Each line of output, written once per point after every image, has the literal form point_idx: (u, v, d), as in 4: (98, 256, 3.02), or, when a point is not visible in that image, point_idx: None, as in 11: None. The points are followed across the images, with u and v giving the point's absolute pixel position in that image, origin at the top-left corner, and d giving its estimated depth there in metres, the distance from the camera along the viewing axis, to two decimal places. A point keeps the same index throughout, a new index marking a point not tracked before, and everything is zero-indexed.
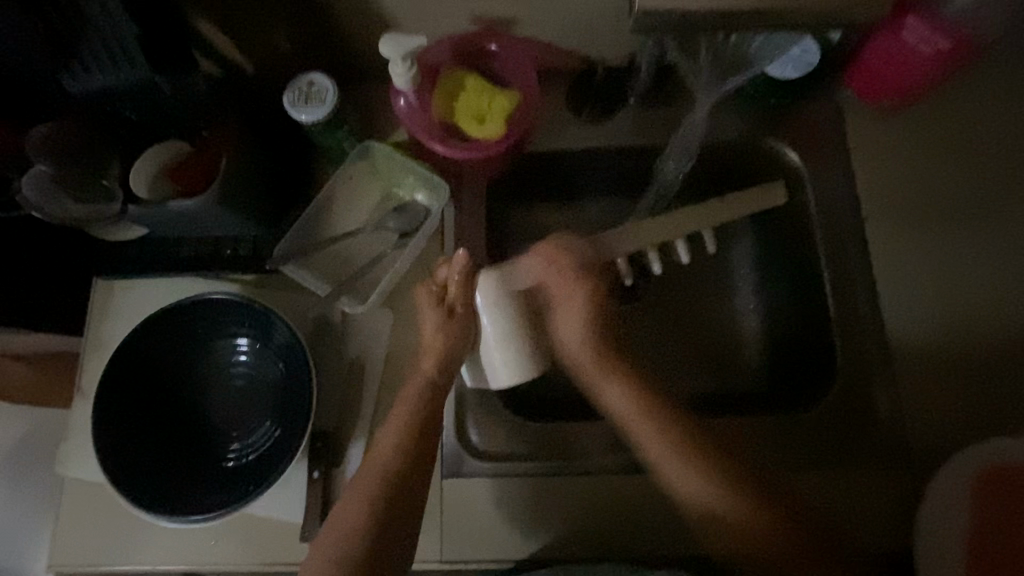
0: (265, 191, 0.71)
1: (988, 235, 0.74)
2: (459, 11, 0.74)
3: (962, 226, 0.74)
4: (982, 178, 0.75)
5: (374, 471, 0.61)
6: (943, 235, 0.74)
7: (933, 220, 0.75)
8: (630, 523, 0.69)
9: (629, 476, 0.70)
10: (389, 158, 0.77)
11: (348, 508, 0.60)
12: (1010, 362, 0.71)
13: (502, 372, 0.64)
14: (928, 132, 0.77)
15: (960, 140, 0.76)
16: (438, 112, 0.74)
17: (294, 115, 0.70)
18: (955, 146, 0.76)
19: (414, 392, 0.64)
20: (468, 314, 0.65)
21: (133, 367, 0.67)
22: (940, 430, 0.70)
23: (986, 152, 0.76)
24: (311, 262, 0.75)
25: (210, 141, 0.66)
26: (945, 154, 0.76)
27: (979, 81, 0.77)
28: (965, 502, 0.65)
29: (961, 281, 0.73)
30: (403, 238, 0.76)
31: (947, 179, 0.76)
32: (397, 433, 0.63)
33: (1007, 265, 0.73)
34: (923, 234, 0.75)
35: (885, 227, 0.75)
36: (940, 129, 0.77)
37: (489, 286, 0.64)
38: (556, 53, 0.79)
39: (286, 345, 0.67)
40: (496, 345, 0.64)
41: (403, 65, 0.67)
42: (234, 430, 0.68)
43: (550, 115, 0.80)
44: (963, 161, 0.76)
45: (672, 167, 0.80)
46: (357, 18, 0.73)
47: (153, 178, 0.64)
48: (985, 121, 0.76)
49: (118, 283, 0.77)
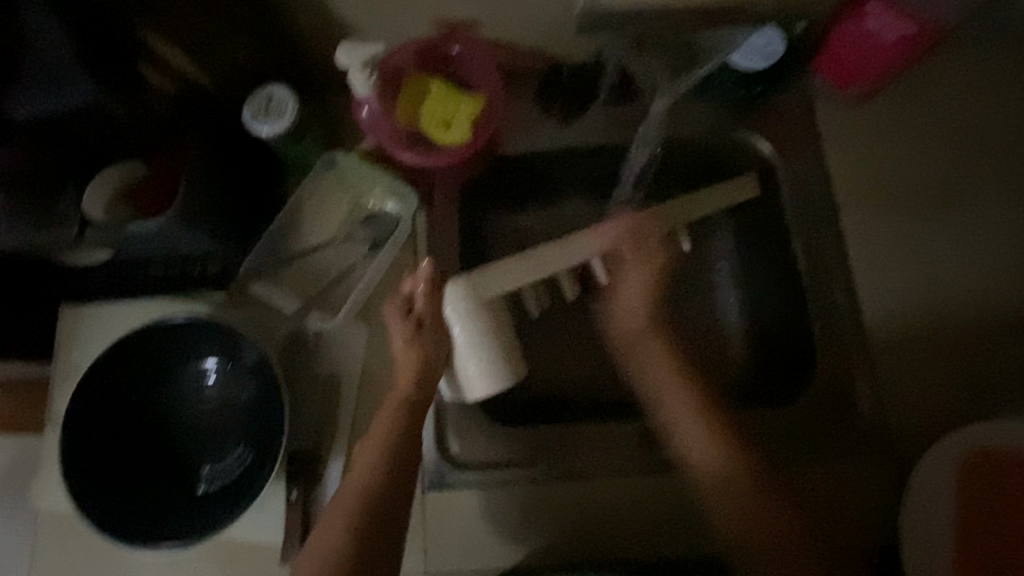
0: (228, 208, 0.70)
1: (965, 217, 0.73)
2: (420, 14, 0.72)
3: (935, 213, 0.74)
4: (957, 161, 0.75)
5: (354, 490, 0.60)
6: (917, 221, 0.74)
7: (907, 207, 0.74)
8: (620, 525, 0.69)
9: (615, 479, 0.70)
10: (356, 166, 0.75)
11: (328, 531, 0.58)
12: (988, 345, 0.70)
13: (478, 383, 0.62)
14: (897, 118, 0.76)
15: (930, 125, 0.76)
16: (403, 120, 0.72)
17: (253, 127, 0.68)
18: (927, 130, 0.76)
19: (390, 410, 0.63)
20: (437, 325, 0.63)
21: (98, 392, 0.65)
22: (923, 416, 0.70)
23: (959, 134, 0.75)
24: (281, 279, 0.74)
25: (163, 158, 0.65)
26: (916, 140, 0.76)
27: (943, 66, 0.77)
28: (951, 488, 0.64)
29: (937, 268, 0.73)
30: (374, 248, 0.75)
31: (919, 165, 0.75)
32: (375, 452, 0.61)
33: (981, 249, 0.73)
34: (897, 222, 0.74)
35: (861, 215, 0.75)
36: (910, 115, 0.76)
37: (457, 294, 0.63)
38: (522, 53, 0.78)
39: (257, 365, 0.65)
40: (468, 355, 0.62)
41: (362, 73, 0.65)
42: (207, 454, 0.66)
43: (519, 116, 0.78)
44: (933, 147, 0.75)
45: (638, 163, 0.79)
46: (317, 26, 0.72)
47: (108, 200, 0.62)
48: (956, 104, 0.76)
49: (83, 309, 0.75)
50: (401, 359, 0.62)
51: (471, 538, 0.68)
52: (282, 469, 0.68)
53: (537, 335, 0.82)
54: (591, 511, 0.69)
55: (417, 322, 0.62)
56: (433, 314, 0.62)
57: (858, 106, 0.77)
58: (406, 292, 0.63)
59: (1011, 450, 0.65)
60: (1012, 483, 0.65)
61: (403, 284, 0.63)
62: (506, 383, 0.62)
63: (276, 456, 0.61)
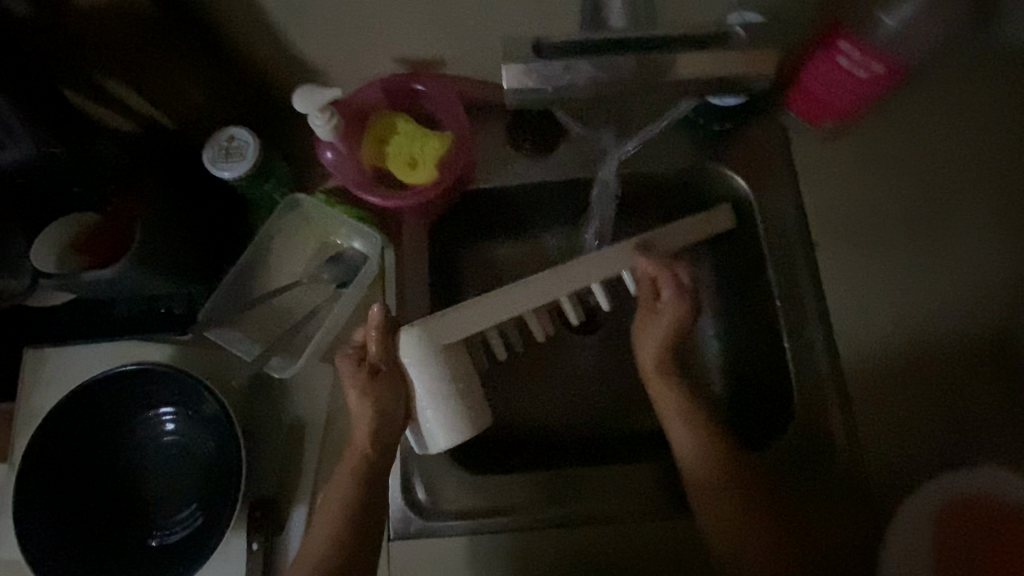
0: (188, 252, 0.69)
1: (949, 257, 0.71)
2: (384, 52, 0.70)
3: (917, 248, 0.72)
4: (943, 197, 0.72)
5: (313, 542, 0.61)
6: (895, 257, 0.72)
7: (884, 243, 0.73)
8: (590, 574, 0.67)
9: (580, 526, 0.68)
10: (320, 206, 0.74)
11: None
12: (979, 387, 0.67)
13: (439, 435, 0.60)
14: (875, 152, 0.75)
15: (911, 156, 0.73)
16: (368, 160, 0.71)
17: (213, 171, 0.67)
18: (908, 162, 0.73)
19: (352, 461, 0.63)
20: (394, 375, 0.63)
21: (53, 443, 0.64)
22: (896, 462, 0.69)
23: (943, 170, 0.72)
24: (243, 321, 0.73)
25: (119, 207, 0.63)
26: (897, 172, 0.74)
27: (926, 99, 0.74)
28: (930, 544, 0.60)
29: (918, 305, 0.71)
30: (339, 288, 0.74)
31: (898, 198, 0.73)
32: (342, 498, 0.62)
33: (974, 282, 0.68)
34: (874, 258, 0.73)
35: (834, 252, 0.74)
36: (889, 147, 0.74)
37: (411, 343, 0.60)
38: (492, 88, 0.76)
39: (215, 415, 0.64)
40: (427, 405, 0.61)
41: (322, 117, 0.64)
42: (163, 503, 0.65)
43: (489, 152, 0.76)
44: (913, 178, 0.73)
45: (594, 220, 0.77)
46: (279, 65, 0.70)
47: (59, 255, 0.61)
48: (944, 131, 0.72)
49: (45, 351, 0.74)
50: (359, 410, 0.62)
51: None
52: (243, 517, 0.67)
53: (509, 371, 0.80)
54: (556, 559, 0.68)
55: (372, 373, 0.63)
56: (387, 361, 0.63)
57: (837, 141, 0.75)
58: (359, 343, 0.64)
59: (1002, 506, 0.60)
60: (1003, 546, 0.59)
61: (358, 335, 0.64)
62: (467, 433, 0.61)
63: (230, 512, 0.60)
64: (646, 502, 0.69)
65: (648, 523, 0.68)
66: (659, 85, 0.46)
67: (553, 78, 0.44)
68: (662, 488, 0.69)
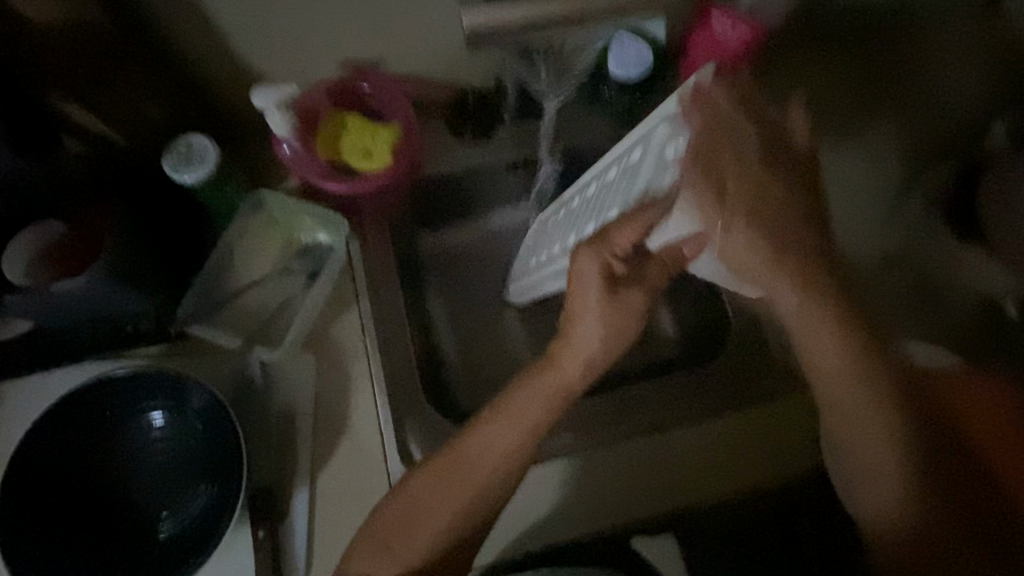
0: (155, 261, 0.70)
1: (857, 110, 0.85)
2: (327, 56, 0.76)
3: (849, 109, 0.86)
4: (895, 76, 0.87)
5: (417, 520, 0.58)
6: (849, 126, 0.85)
7: (840, 115, 0.85)
8: (591, 503, 0.74)
9: (569, 457, 0.75)
10: (283, 204, 0.78)
11: (431, 508, 0.58)
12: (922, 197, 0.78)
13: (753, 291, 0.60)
14: (794, 77, 0.87)
15: (815, 79, 0.87)
16: (325, 154, 0.76)
17: (174, 177, 0.69)
18: (815, 77, 0.87)
19: (457, 468, 0.58)
20: (503, 420, 0.58)
21: (38, 467, 0.62)
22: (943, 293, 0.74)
23: (818, 71, 0.87)
24: (219, 321, 0.74)
25: (87, 218, 0.66)
26: (809, 78, 0.87)
27: (794, 51, 0.88)
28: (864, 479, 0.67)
29: (872, 142, 0.84)
30: (311, 279, 0.78)
31: (822, 87, 0.87)
32: (453, 501, 0.58)
33: (877, 120, 0.85)
34: (855, 137, 0.84)
35: (857, 150, 0.84)
36: (802, 73, 0.87)
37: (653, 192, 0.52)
38: (428, 84, 0.83)
39: (206, 409, 0.65)
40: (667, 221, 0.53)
41: (279, 114, 0.70)
42: (165, 506, 0.65)
43: (433, 141, 0.82)
44: (825, 74, 0.87)
45: (544, 175, 0.83)
46: (225, 73, 0.74)
47: (28, 265, 0.63)
48: (811, 60, 0.88)
49: (3, 385, 0.71)
50: (589, 337, 0.55)
51: None
52: (244, 510, 0.68)
53: (484, 344, 0.86)
54: (557, 496, 0.74)
55: (619, 286, 0.53)
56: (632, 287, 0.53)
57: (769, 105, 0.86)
58: (622, 251, 0.52)
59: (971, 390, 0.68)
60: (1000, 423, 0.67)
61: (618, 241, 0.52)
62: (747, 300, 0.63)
63: (235, 502, 0.60)
64: (641, 428, 0.76)
65: (639, 443, 0.76)
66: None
67: None
68: (661, 406, 0.77)
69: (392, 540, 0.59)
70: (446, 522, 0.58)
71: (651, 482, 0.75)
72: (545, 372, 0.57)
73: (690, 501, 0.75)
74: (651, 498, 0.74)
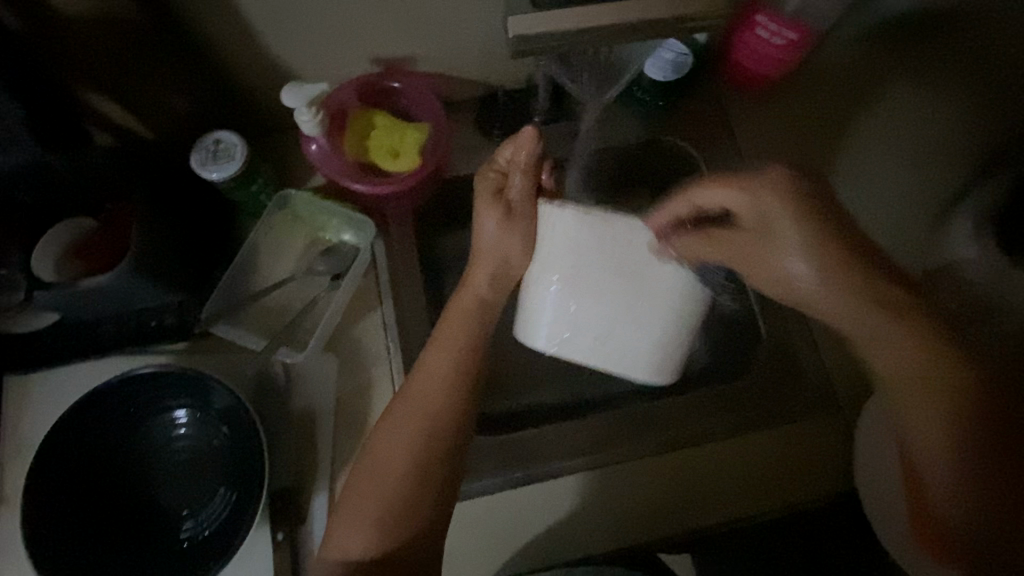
0: (180, 257, 0.69)
1: None
2: (358, 54, 0.74)
3: None
4: None
5: (379, 486, 0.55)
6: None
7: (874, 118, 0.82)
8: (633, 515, 0.73)
9: (591, 459, 0.72)
10: (310, 203, 0.77)
11: (390, 467, 0.56)
12: None
13: (537, 322, 0.62)
14: (824, 80, 0.84)
15: (847, 79, 0.83)
16: (353, 153, 0.75)
17: (202, 174, 0.69)
18: (847, 79, 0.83)
19: (415, 415, 0.57)
20: (443, 346, 0.59)
21: (63, 459, 0.63)
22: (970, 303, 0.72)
23: (847, 70, 0.83)
24: (242, 320, 0.74)
25: (115, 213, 0.66)
26: (835, 79, 0.83)
27: (837, 51, 0.83)
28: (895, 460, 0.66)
29: None
30: (335, 280, 0.76)
31: (851, 87, 0.83)
32: (412, 435, 0.56)
33: None
34: None
35: (890, 156, 0.80)
36: (837, 76, 0.83)
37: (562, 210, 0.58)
38: (458, 84, 0.81)
39: (227, 408, 0.64)
40: (572, 295, 0.59)
41: (308, 111, 0.68)
42: (188, 502, 0.65)
43: (461, 142, 0.81)
44: (858, 71, 0.83)
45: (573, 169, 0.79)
46: (255, 70, 0.73)
47: (55, 262, 0.64)
48: (846, 59, 0.83)
49: (29, 375, 0.71)
50: (490, 250, 0.60)
51: (482, 554, 0.72)
52: (264, 512, 0.68)
53: (507, 352, 0.83)
54: (582, 508, 0.72)
55: (504, 198, 0.59)
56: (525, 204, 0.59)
57: (813, 109, 0.83)
58: (501, 163, 0.60)
59: None
60: None
61: (498, 154, 0.60)
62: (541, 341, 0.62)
63: (255, 504, 0.60)
64: (675, 439, 0.73)
65: (671, 455, 0.73)
66: (640, 35, 0.51)
67: (549, 19, 0.49)
68: (687, 424, 0.73)
69: (351, 510, 0.56)
70: (394, 484, 0.55)
71: (683, 496, 0.73)
72: (458, 293, 0.61)
73: (725, 515, 0.73)
74: (683, 513, 0.73)
